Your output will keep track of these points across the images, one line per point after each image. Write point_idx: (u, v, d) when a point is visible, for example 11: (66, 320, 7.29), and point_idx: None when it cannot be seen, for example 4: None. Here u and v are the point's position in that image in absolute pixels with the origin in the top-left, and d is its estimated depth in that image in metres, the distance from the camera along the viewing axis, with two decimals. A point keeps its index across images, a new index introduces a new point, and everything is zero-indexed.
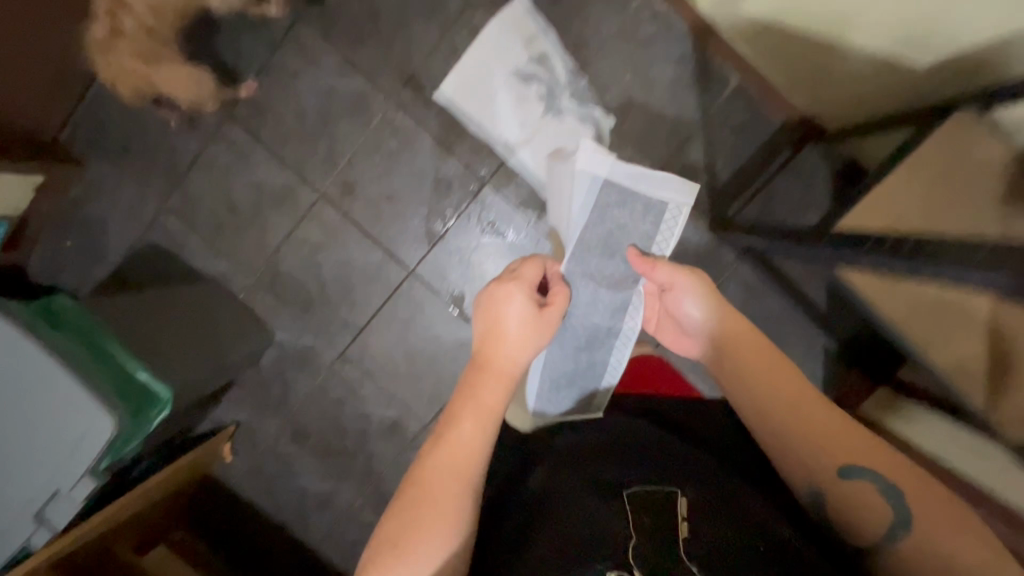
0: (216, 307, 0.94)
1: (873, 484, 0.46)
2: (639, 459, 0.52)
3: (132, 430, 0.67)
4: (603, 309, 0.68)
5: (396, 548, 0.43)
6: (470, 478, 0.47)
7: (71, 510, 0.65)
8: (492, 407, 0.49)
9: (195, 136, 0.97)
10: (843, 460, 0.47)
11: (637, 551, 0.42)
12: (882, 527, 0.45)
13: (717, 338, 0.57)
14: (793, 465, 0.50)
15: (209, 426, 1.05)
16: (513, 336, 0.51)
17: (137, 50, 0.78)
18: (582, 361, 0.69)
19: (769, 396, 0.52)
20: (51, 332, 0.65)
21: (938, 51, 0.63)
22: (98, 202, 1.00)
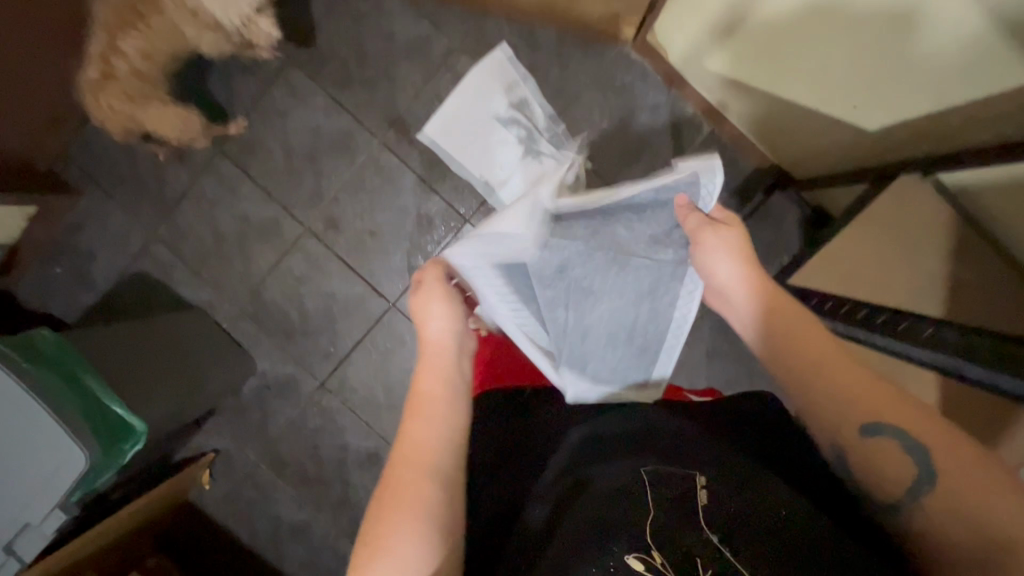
0: (198, 335, 0.96)
1: (895, 442, 0.42)
2: (652, 444, 0.47)
3: (104, 464, 0.68)
4: (637, 264, 0.58)
5: (372, 545, 0.42)
6: (433, 464, 0.46)
7: (39, 543, 0.66)
8: (436, 393, 0.51)
9: (186, 169, 1.01)
10: (867, 417, 0.43)
11: (656, 530, 0.38)
12: (909, 485, 0.41)
13: (749, 291, 0.51)
14: (819, 425, 0.45)
15: (188, 453, 1.06)
16: (422, 317, 0.56)
17: (126, 90, 0.82)
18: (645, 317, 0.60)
19: (794, 351, 0.47)
20: (30, 367, 0.67)
21: (884, 115, 0.65)
22: (89, 230, 1.02)
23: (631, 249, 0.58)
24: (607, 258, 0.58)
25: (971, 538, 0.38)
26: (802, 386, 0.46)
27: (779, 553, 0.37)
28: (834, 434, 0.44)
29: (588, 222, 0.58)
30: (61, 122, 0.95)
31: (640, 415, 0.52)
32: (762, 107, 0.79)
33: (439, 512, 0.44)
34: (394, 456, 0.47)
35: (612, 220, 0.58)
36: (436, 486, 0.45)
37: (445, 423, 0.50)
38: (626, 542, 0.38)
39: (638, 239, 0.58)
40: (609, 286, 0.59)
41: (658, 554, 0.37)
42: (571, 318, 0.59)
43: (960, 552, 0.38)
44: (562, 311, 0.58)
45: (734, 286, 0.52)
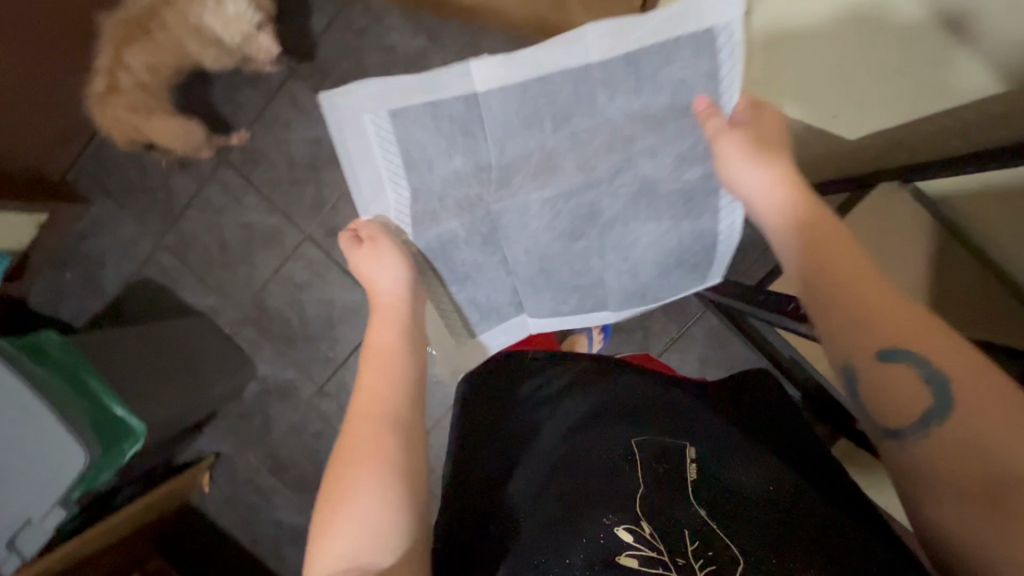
0: (202, 340, 0.98)
1: (916, 369, 0.39)
2: (643, 413, 0.52)
3: (104, 462, 0.70)
4: (668, 188, 0.61)
5: (332, 501, 0.43)
6: (389, 418, 0.47)
7: (40, 539, 0.68)
8: (388, 346, 0.51)
9: (192, 179, 1.04)
10: (888, 339, 0.40)
11: (647, 498, 0.43)
12: (919, 414, 0.39)
13: (775, 195, 0.49)
14: (833, 350, 0.44)
15: (190, 456, 1.08)
16: (366, 277, 0.55)
17: (132, 103, 0.85)
18: (686, 234, 0.65)
19: (827, 254, 0.45)
20: (35, 367, 0.70)
21: (880, 127, 0.64)
22: (99, 239, 1.06)
23: (656, 179, 0.60)
24: (631, 187, 0.61)
25: (966, 472, 0.36)
26: (820, 300, 0.44)
27: (751, 517, 0.43)
28: (847, 351, 0.42)
29: (603, 147, 0.59)
30: (73, 134, 0.99)
31: (622, 377, 0.57)
32: None
33: (400, 468, 0.44)
34: (353, 408, 0.48)
35: (631, 142, 0.58)
36: (394, 440, 0.46)
37: (398, 376, 0.49)
38: (615, 514, 0.43)
39: (665, 165, 0.59)
40: (642, 216, 0.63)
41: (648, 524, 0.42)
42: (604, 247, 0.66)
43: (951, 488, 0.37)
44: (590, 240, 0.65)
45: (760, 183, 0.50)
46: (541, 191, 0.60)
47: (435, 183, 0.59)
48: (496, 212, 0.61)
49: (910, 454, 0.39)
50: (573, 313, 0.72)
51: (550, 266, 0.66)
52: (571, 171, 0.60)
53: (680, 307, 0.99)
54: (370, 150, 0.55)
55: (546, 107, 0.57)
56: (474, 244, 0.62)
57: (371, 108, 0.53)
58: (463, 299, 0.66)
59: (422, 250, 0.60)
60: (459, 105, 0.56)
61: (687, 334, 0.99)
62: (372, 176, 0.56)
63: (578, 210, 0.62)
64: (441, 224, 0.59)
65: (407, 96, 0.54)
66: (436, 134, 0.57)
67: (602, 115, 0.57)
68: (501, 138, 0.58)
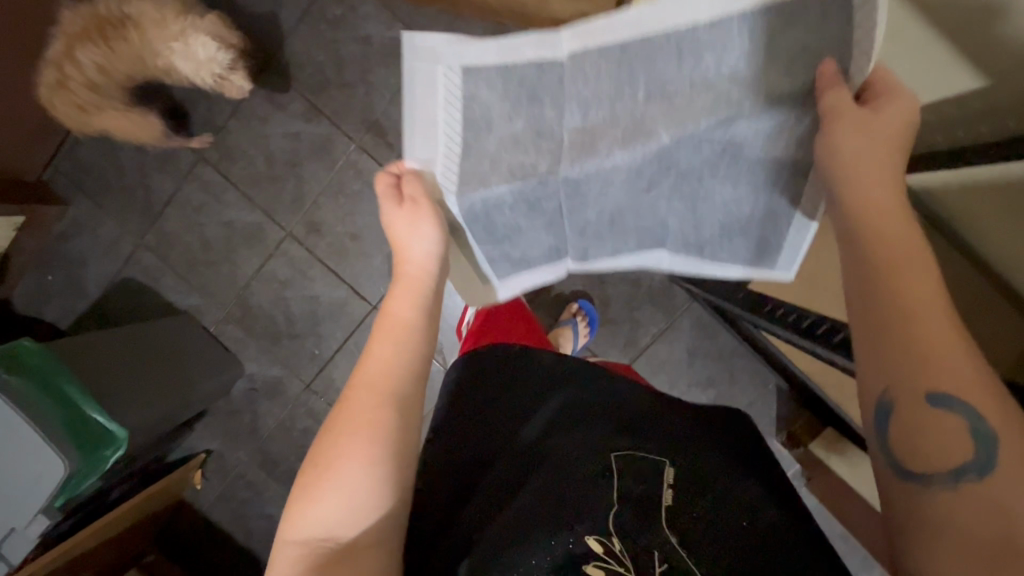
0: (186, 341, 0.97)
1: (964, 420, 0.35)
2: (632, 426, 0.53)
3: (86, 470, 0.70)
4: (753, 156, 0.53)
5: (318, 467, 0.42)
6: (391, 394, 0.45)
7: (27, 546, 0.69)
8: (403, 321, 0.48)
9: (171, 177, 1.02)
10: (942, 383, 0.36)
11: (619, 519, 0.44)
12: (953, 466, 0.35)
13: (869, 176, 0.44)
14: (873, 370, 0.39)
15: (182, 453, 1.08)
16: (398, 241, 0.51)
17: (78, 100, 0.83)
18: (756, 208, 0.57)
19: (910, 267, 0.39)
20: (11, 377, 0.68)
21: None
22: (79, 239, 1.05)
23: (748, 144, 0.52)
24: (718, 146, 0.52)
25: (989, 535, 0.33)
26: (889, 303, 0.38)
27: (710, 542, 0.44)
28: (891, 380, 0.38)
29: (708, 108, 0.50)
30: (46, 134, 0.97)
31: (618, 391, 0.57)
32: None
33: (391, 448, 0.43)
34: (356, 376, 0.46)
35: (739, 111, 0.49)
36: (394, 418, 0.44)
37: (409, 349, 0.47)
38: (589, 524, 0.44)
39: (764, 129, 0.51)
40: (720, 176, 0.55)
41: (618, 542, 0.43)
42: (673, 197, 0.57)
43: (961, 546, 0.34)
44: (663, 190, 0.56)
45: (854, 165, 0.44)
46: (626, 157, 0.52)
47: (489, 146, 0.52)
48: (570, 177, 0.54)
49: (925, 502, 0.36)
50: (629, 254, 0.65)
51: (619, 217, 0.59)
52: (665, 139, 0.51)
53: (667, 297, 0.98)
54: (434, 97, 0.50)
55: (641, 67, 0.50)
56: (519, 210, 0.56)
57: (445, 60, 0.49)
58: (495, 255, 0.62)
59: (461, 215, 0.55)
60: (529, 70, 0.50)
61: (676, 326, 0.98)
62: (427, 131, 0.51)
63: (657, 159, 0.53)
64: (490, 188, 0.54)
65: (485, 55, 0.49)
66: (502, 98, 0.51)
67: (703, 75, 0.49)
68: (588, 100, 0.51)
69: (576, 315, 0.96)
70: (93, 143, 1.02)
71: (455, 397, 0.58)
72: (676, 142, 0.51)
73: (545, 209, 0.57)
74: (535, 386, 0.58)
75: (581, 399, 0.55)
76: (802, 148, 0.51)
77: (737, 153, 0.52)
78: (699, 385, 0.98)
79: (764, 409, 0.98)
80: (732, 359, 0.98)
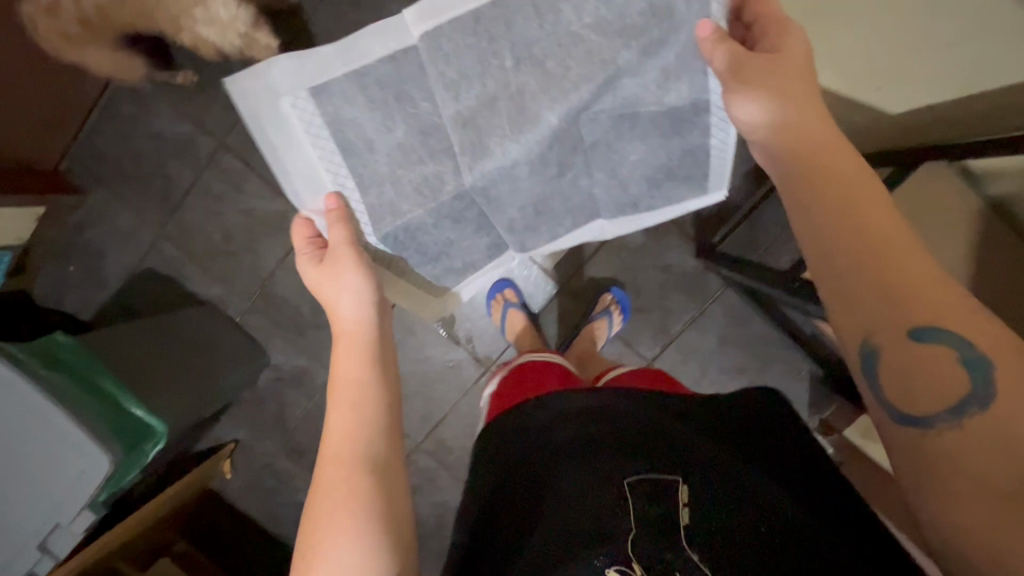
0: (210, 331, 0.96)
1: (954, 350, 0.37)
2: (637, 442, 0.50)
3: (128, 464, 0.69)
4: (650, 111, 0.71)
5: (305, 558, 0.43)
6: (356, 458, 0.47)
7: (72, 541, 0.67)
8: (355, 377, 0.52)
9: (190, 165, 1.00)
10: (923, 319, 0.38)
11: (637, 549, 0.43)
12: (953, 403, 0.37)
13: (796, 127, 0.48)
14: (860, 322, 0.41)
15: (208, 444, 1.08)
16: (328, 299, 0.59)
17: (64, 30, 0.75)
18: (675, 151, 0.74)
19: (850, 221, 0.42)
20: (48, 372, 0.68)
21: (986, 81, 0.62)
22: (98, 229, 1.03)
23: (638, 101, 0.70)
24: (613, 113, 0.71)
25: (1004, 476, 0.34)
26: (835, 268, 0.42)
27: (742, 556, 0.43)
28: (869, 326, 0.40)
29: (580, 75, 0.67)
30: (61, 121, 0.94)
31: (618, 405, 0.54)
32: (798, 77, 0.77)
33: (373, 514, 0.44)
34: (323, 456, 0.48)
35: (613, 64, 0.66)
36: (366, 478, 0.46)
37: (368, 406, 0.50)
38: (606, 555, 0.43)
39: (650, 89, 0.69)
40: (626, 136, 0.73)
41: (636, 565, 0.42)
42: (591, 168, 0.75)
43: (968, 483, 0.35)
44: (576, 167, 0.74)
45: (790, 130, 0.48)
46: (518, 149, 0.69)
47: (380, 163, 0.68)
48: (475, 186, 0.72)
49: (929, 448, 0.37)
50: (567, 234, 0.81)
51: (543, 205, 0.76)
52: (551, 122, 0.69)
53: (700, 285, 0.97)
54: (296, 141, 0.66)
55: (501, 36, 0.65)
56: (444, 224, 0.74)
57: (288, 92, 0.64)
58: (439, 270, 0.79)
59: (383, 244, 0.71)
60: (385, 66, 0.66)
61: (707, 314, 0.98)
62: (309, 172, 0.67)
63: (562, 144, 0.72)
64: (402, 215, 0.71)
65: (331, 73, 0.65)
66: (368, 106, 0.67)
67: (567, 28, 0.65)
68: (455, 84, 0.66)
69: (610, 306, 0.94)
70: (109, 129, 0.99)
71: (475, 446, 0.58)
72: (564, 117, 0.69)
73: (469, 218, 0.75)
74: (538, 422, 0.56)
75: (580, 427, 0.53)
76: (686, 91, 0.69)
77: (631, 117, 0.71)
78: (730, 373, 0.98)
79: (795, 395, 0.98)
80: (764, 346, 0.97)
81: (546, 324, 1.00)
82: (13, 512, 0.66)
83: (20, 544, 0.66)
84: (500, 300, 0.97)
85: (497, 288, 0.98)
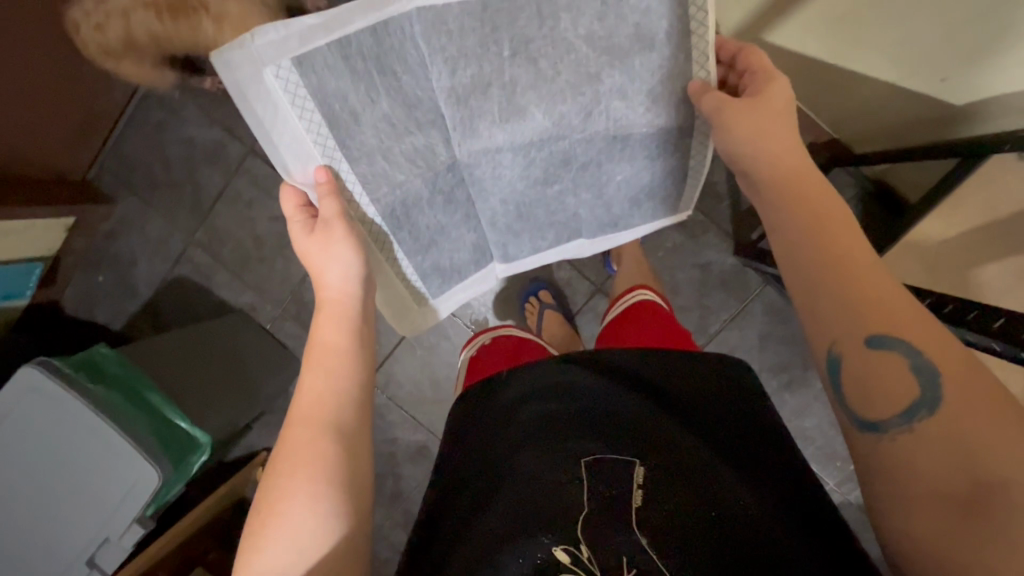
0: (245, 339, 0.93)
1: (902, 358, 0.40)
2: (601, 428, 0.50)
3: (176, 478, 0.69)
4: (641, 134, 0.64)
5: (258, 513, 0.44)
6: (323, 423, 0.48)
7: (120, 557, 0.66)
8: (333, 344, 0.53)
9: (220, 172, 0.99)
10: (875, 327, 0.42)
11: (588, 525, 0.42)
12: (905, 407, 0.40)
13: (775, 148, 0.52)
14: (819, 328, 0.45)
15: (241, 452, 1.06)
16: (316, 266, 0.57)
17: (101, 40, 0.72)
18: (657, 172, 0.69)
19: (845, 236, 0.46)
20: (95, 385, 0.68)
21: (975, 93, 0.61)
22: (129, 238, 1.02)
23: (628, 119, 0.63)
24: (606, 135, 0.64)
25: (955, 481, 0.36)
26: (804, 288, 0.46)
27: (693, 534, 0.43)
28: (833, 335, 0.44)
29: (570, 83, 0.60)
30: (91, 130, 0.94)
31: (588, 391, 0.54)
32: (813, 78, 0.78)
33: (335, 478, 0.45)
34: (289, 417, 0.48)
35: (598, 81, 0.60)
36: (333, 443, 0.47)
37: (341, 374, 0.51)
38: (555, 534, 0.42)
39: (638, 111, 0.62)
40: (615, 158, 0.67)
41: (586, 547, 0.41)
42: (578, 186, 0.70)
43: (928, 491, 0.37)
44: (565, 182, 0.69)
45: (764, 158, 0.53)
46: (506, 136, 0.63)
47: (367, 136, 0.59)
48: (461, 161, 0.65)
49: (888, 451, 0.40)
50: (552, 248, 0.77)
51: (525, 209, 0.71)
52: (539, 118, 0.62)
53: (740, 283, 0.95)
54: (282, 111, 0.55)
55: (504, 29, 0.56)
56: (437, 202, 0.67)
57: (272, 61, 0.52)
58: (427, 270, 0.72)
59: (381, 216, 0.64)
60: (366, 38, 0.54)
61: (747, 312, 0.96)
62: (295, 144, 0.56)
63: (551, 157, 0.66)
64: (398, 184, 0.63)
65: (312, 40, 0.52)
66: (351, 76, 0.55)
67: (561, 33, 0.57)
68: (454, 57, 0.57)
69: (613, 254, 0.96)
70: (138, 139, 0.99)
71: (452, 430, 0.58)
72: (546, 113, 0.62)
73: (458, 200, 0.68)
74: (498, 402, 0.57)
75: (546, 412, 0.53)
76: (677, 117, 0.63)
77: (620, 133, 0.64)
78: (772, 371, 0.96)
79: None
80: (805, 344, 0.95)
81: (584, 325, 1.00)
82: (61, 526, 0.66)
83: (66, 561, 0.66)
84: (534, 303, 0.98)
85: (532, 291, 1.00)
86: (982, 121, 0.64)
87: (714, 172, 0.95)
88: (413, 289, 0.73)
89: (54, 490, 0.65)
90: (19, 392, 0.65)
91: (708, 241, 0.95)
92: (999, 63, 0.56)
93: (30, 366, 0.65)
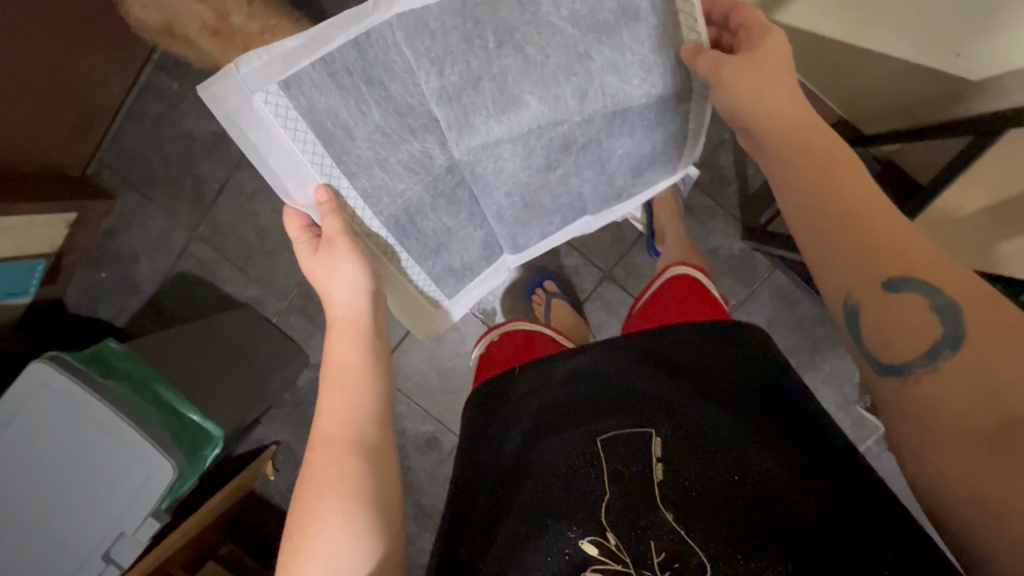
0: (251, 333, 0.93)
1: (923, 297, 0.40)
2: (614, 407, 0.51)
3: (190, 470, 0.70)
4: (640, 106, 0.63)
5: (291, 543, 0.44)
6: (345, 443, 0.47)
7: (136, 551, 0.66)
8: (348, 362, 0.53)
9: (221, 165, 0.98)
10: (892, 272, 0.41)
11: (611, 509, 0.43)
12: (927, 350, 0.40)
13: (771, 109, 0.51)
14: (833, 285, 0.45)
15: (249, 446, 1.06)
16: (322, 284, 0.57)
17: None
18: (657, 140, 0.68)
19: (845, 183, 0.46)
20: (105, 380, 0.68)
21: (987, 68, 0.60)
22: (130, 233, 1.01)
23: (626, 94, 0.62)
24: (606, 112, 0.63)
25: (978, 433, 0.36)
26: (817, 247, 0.45)
27: (717, 504, 0.43)
28: (847, 287, 0.44)
29: (562, 66, 0.58)
30: (90, 124, 0.93)
31: (598, 372, 0.55)
32: (820, 53, 0.77)
33: (361, 494, 0.45)
34: (311, 442, 0.48)
35: (588, 59, 0.58)
36: (356, 462, 0.46)
37: (362, 388, 0.51)
38: (580, 526, 0.43)
39: (633, 83, 0.61)
40: (615, 134, 0.66)
41: (612, 535, 0.42)
42: (580, 168, 0.69)
43: (948, 460, 0.37)
44: (568, 165, 0.68)
45: (769, 117, 0.51)
46: (503, 129, 0.61)
47: (363, 150, 0.58)
48: (462, 161, 0.63)
49: (905, 410, 0.40)
50: (557, 232, 0.78)
51: (530, 198, 0.71)
52: (534, 105, 0.60)
53: (747, 267, 0.95)
54: (275, 136, 0.54)
55: (487, 21, 0.53)
56: (440, 205, 0.66)
57: (260, 87, 0.52)
58: (438, 271, 0.73)
59: (387, 227, 0.64)
60: (350, 52, 0.52)
61: (755, 297, 0.96)
62: (291, 165, 0.56)
63: (551, 142, 0.65)
64: (399, 194, 0.62)
65: (297, 63, 0.51)
66: (341, 94, 0.54)
67: (544, 19, 0.55)
68: (440, 57, 0.54)
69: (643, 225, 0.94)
70: (137, 132, 0.98)
71: (467, 427, 0.58)
72: (543, 102, 0.60)
73: (461, 200, 0.68)
74: (511, 395, 0.57)
75: (558, 398, 0.54)
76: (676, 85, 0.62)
77: (619, 104, 0.63)
78: None
79: (844, 375, 0.96)
80: (812, 327, 0.95)
81: (592, 313, 1.00)
82: (76, 521, 0.65)
83: (81, 557, 0.65)
84: (540, 293, 0.98)
85: (536, 282, 0.99)
86: (993, 99, 0.62)
87: (721, 156, 0.94)
88: (421, 294, 0.74)
89: (68, 485, 0.65)
90: (31, 389, 0.65)
91: (716, 226, 0.95)
92: (1009, 35, 0.55)
93: (42, 361, 0.64)
